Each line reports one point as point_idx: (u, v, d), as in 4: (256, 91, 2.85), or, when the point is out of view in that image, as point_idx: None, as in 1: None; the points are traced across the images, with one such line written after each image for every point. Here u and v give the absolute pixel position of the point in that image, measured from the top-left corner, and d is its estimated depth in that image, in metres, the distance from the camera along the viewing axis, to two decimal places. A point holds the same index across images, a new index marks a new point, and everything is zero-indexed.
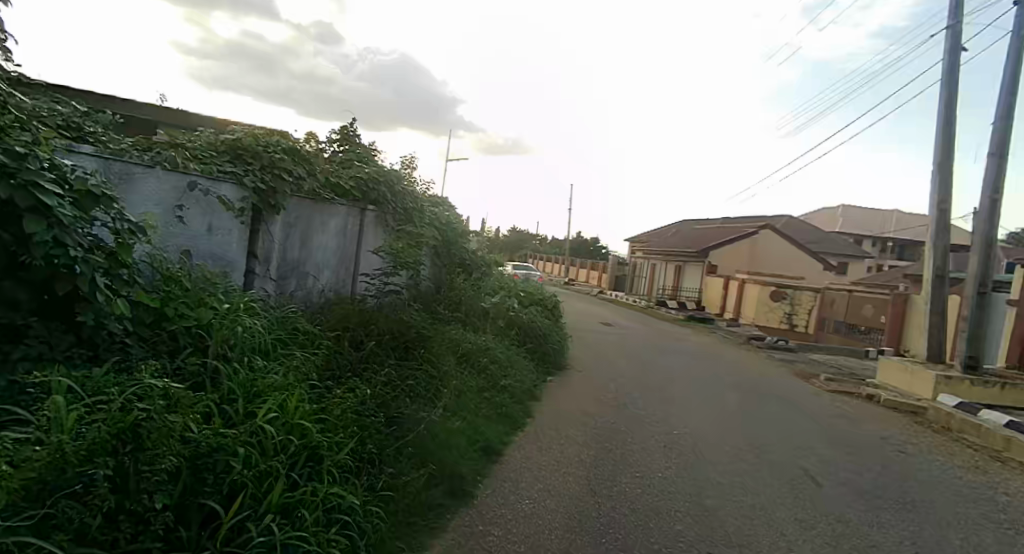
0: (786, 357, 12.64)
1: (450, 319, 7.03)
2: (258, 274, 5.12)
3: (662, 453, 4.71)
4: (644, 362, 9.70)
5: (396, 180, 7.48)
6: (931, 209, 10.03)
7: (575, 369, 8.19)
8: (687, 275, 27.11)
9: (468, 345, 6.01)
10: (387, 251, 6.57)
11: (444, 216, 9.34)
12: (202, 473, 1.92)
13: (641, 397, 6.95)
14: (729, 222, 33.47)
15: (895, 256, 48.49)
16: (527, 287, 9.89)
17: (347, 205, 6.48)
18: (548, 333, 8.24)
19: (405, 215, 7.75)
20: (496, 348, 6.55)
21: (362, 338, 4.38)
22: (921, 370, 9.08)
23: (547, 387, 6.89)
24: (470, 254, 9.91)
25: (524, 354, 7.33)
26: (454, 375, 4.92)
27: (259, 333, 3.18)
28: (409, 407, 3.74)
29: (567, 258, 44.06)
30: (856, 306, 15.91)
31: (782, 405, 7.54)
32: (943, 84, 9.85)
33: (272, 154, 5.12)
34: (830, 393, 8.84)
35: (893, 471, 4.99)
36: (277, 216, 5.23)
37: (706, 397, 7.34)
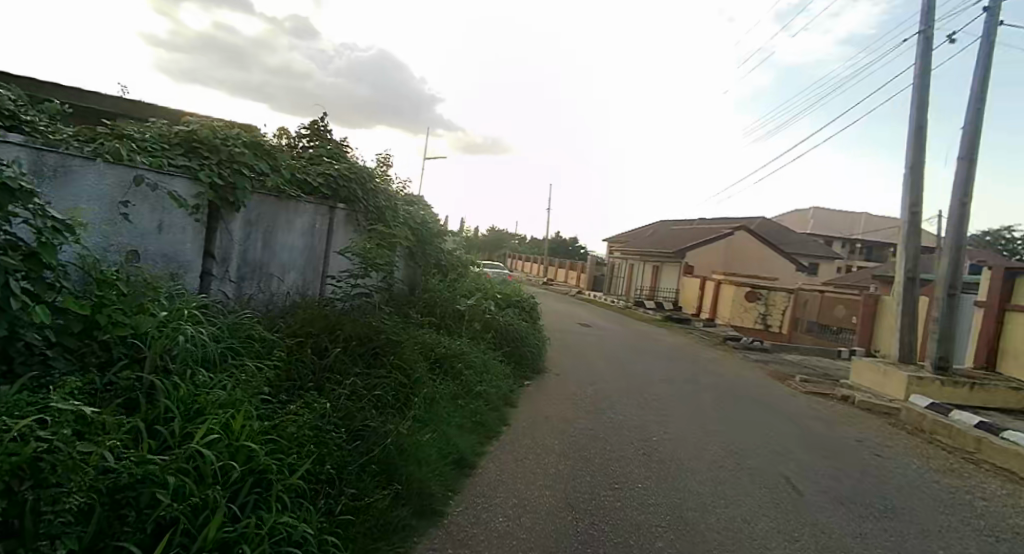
0: (762, 358, 12.69)
1: (423, 322, 6.78)
2: (216, 275, 4.84)
3: (641, 463, 4.55)
4: (622, 364, 9.59)
5: (368, 176, 7.20)
6: (903, 212, 10.13)
7: (553, 373, 8.02)
8: (664, 275, 27.23)
9: (441, 350, 5.77)
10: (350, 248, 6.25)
11: (420, 215, 9.09)
12: (120, 509, 1.73)
13: (619, 401, 6.81)
14: (705, 223, 33.76)
15: (864, 257, 49.63)
16: (504, 288, 9.68)
17: (316, 203, 6.20)
18: (526, 336, 8.05)
19: (377, 214, 7.48)
20: (471, 352, 6.32)
21: (327, 345, 4.13)
22: (894, 371, 9.13)
23: (523, 392, 6.70)
24: (445, 254, 9.66)
25: (500, 357, 7.12)
26: (425, 382, 4.69)
27: (207, 342, 2.92)
28: (375, 420, 3.50)
29: (545, 258, 43.99)
30: (829, 307, 16.09)
31: (759, 407, 7.49)
32: (915, 87, 9.96)
33: (231, 147, 4.82)
34: (806, 394, 8.83)
35: (872, 477, 4.92)
36: (236, 213, 4.96)
37: (684, 400, 7.25)
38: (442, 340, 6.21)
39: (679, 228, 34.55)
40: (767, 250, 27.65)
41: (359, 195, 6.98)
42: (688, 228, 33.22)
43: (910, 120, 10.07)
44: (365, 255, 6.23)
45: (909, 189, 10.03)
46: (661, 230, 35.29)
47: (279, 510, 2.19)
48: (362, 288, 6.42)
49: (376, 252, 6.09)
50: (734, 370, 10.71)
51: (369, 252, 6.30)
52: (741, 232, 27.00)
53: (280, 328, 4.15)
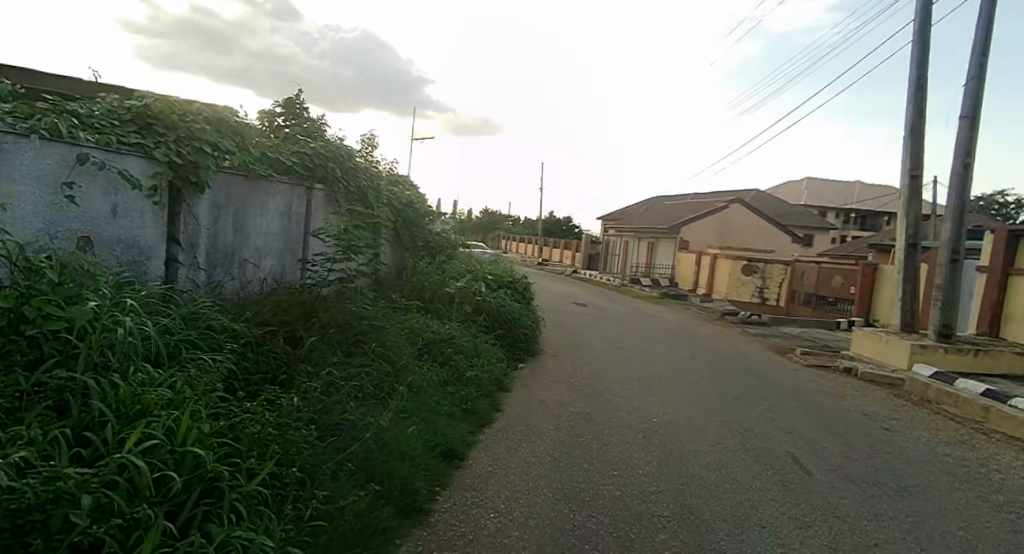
0: (761, 332, 12.48)
1: (410, 306, 6.48)
2: (183, 263, 4.54)
3: (640, 446, 4.32)
4: (619, 343, 9.34)
5: (346, 155, 6.82)
6: (903, 176, 9.82)
7: (548, 355, 7.77)
8: (660, 251, 26.97)
9: (428, 335, 5.48)
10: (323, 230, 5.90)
11: (405, 195, 8.73)
12: (24, 536, 1.47)
13: (617, 381, 6.57)
14: (700, 198, 33.42)
15: (859, 227, 49.45)
16: (495, 268, 9.37)
17: (290, 183, 5.86)
18: (520, 317, 7.78)
19: (358, 194, 7.12)
20: (461, 336, 6.03)
21: (302, 333, 3.84)
22: (897, 340, 8.91)
23: (518, 375, 6.45)
24: (433, 236, 9.32)
25: (492, 340, 6.85)
26: (412, 370, 4.41)
27: (155, 335, 2.63)
28: (353, 413, 3.22)
29: (539, 238, 43.64)
30: (827, 278, 15.87)
31: (761, 382, 7.27)
32: (914, 46, 9.59)
33: (190, 124, 4.48)
34: (807, 368, 8.61)
35: (882, 452, 4.71)
36: (201, 195, 4.64)
37: (683, 379, 7.01)
38: (429, 324, 5.91)
39: (674, 203, 34.20)
40: (762, 222, 27.38)
41: (338, 174, 6.61)
42: (683, 203, 32.88)
43: (910, 81, 9.72)
44: (345, 237, 5.90)
45: (909, 152, 9.70)
46: (656, 206, 34.91)
47: (233, 523, 1.91)
48: (344, 272, 6.11)
49: (355, 233, 5.76)
50: (733, 345, 10.49)
51: (348, 234, 5.97)
52: (736, 206, 26.69)
53: (250, 318, 3.85)
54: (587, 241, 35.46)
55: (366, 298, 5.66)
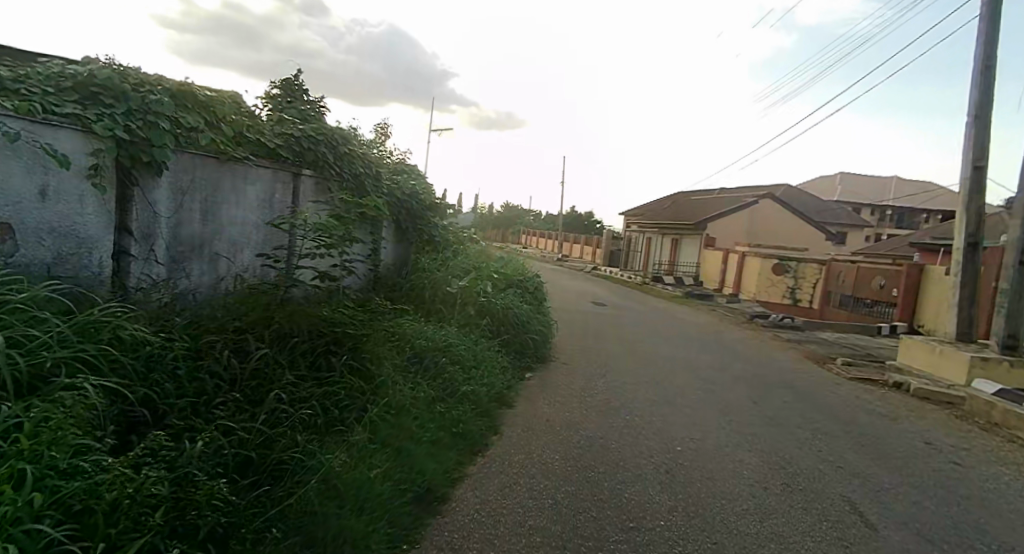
0: (794, 337, 11.55)
1: (399, 307, 5.79)
2: (137, 256, 3.87)
3: (662, 487, 3.59)
4: (640, 349, 8.56)
5: (340, 139, 6.17)
6: (965, 167, 8.88)
7: (559, 363, 7.07)
8: (684, 248, 25.94)
9: (420, 344, 4.82)
10: (287, 220, 5.07)
11: (410, 186, 8.06)
12: None
13: (636, 396, 5.83)
14: (727, 193, 32.20)
15: (894, 225, 47.44)
16: (505, 266, 8.67)
17: (273, 167, 5.21)
18: (530, 320, 7.09)
19: (352, 181, 6.43)
20: (460, 343, 5.36)
21: (259, 343, 3.23)
22: (953, 351, 7.94)
23: (523, 388, 5.77)
24: (439, 230, 8.66)
25: (496, 347, 6.17)
26: (392, 385, 3.76)
27: (15, 357, 1.99)
28: (298, 452, 2.56)
29: (559, 233, 42.81)
30: (866, 279, 14.79)
31: (800, 399, 6.44)
32: (982, 21, 8.58)
33: (146, 94, 3.83)
34: (851, 381, 7.70)
35: (958, 497, 3.90)
36: (159, 178, 3.96)
37: (712, 394, 6.21)
38: (419, 327, 5.24)
39: (699, 199, 33.07)
40: (793, 219, 26.17)
41: (330, 160, 5.96)
42: (709, 199, 31.73)
43: (975, 61, 8.73)
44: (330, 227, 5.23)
45: (972, 141, 8.73)
46: (680, 202, 33.79)
47: None
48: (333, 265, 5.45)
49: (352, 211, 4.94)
50: (766, 352, 9.60)
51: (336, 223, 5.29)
52: (766, 201, 25.52)
53: (196, 325, 3.23)
54: (608, 237, 34.50)
55: (348, 297, 5.00)
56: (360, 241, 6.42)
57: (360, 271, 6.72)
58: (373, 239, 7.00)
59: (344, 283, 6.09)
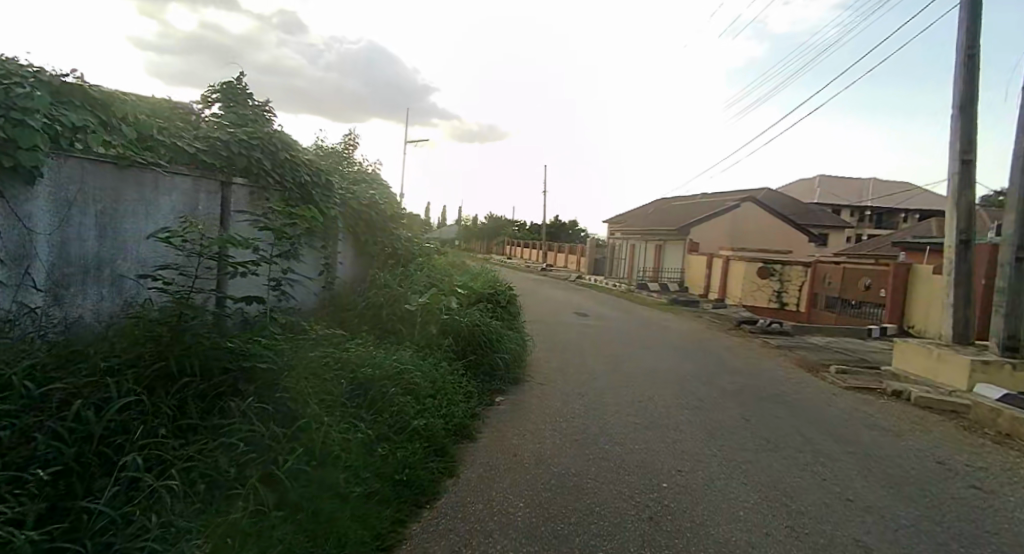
0: (784, 343, 11.06)
1: (344, 332, 5.15)
2: (7, 283, 3.24)
3: (643, 540, 2.98)
4: (624, 364, 7.98)
5: (278, 144, 5.55)
6: (952, 161, 8.49)
7: (533, 383, 6.46)
8: (668, 254, 25.55)
9: (365, 373, 4.17)
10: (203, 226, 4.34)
11: (368, 195, 7.43)
12: None
13: (616, 420, 5.25)
14: (708, 197, 32.00)
15: (874, 226, 47.71)
16: (475, 279, 8.06)
17: (193, 175, 4.59)
18: (502, 336, 6.47)
19: (296, 189, 5.79)
20: (415, 367, 4.72)
21: (135, 386, 2.60)
22: (952, 354, 7.47)
23: (490, 415, 5.15)
24: (401, 242, 8.01)
25: (460, 369, 5.54)
26: (316, 428, 3.12)
27: None
28: (148, 543, 1.92)
29: (542, 243, 42.33)
30: (853, 280, 14.40)
31: (795, 415, 5.89)
32: (963, 10, 8.22)
33: (21, 87, 3.21)
34: (848, 391, 7.19)
35: (987, 534, 3.34)
36: (34, 188, 3.35)
37: (700, 413, 5.65)
38: (366, 352, 4.58)
39: (681, 204, 32.84)
40: (775, 221, 25.94)
41: (268, 166, 5.34)
42: (691, 203, 31.47)
43: (957, 51, 8.37)
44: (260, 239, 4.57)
45: (958, 134, 8.35)
46: (662, 208, 33.53)
47: None
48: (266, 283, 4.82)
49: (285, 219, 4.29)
50: (756, 361, 9.07)
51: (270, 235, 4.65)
52: (747, 204, 25.28)
53: (54, 369, 2.59)
54: (591, 245, 34.01)
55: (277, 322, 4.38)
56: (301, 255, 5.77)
57: (306, 289, 6.11)
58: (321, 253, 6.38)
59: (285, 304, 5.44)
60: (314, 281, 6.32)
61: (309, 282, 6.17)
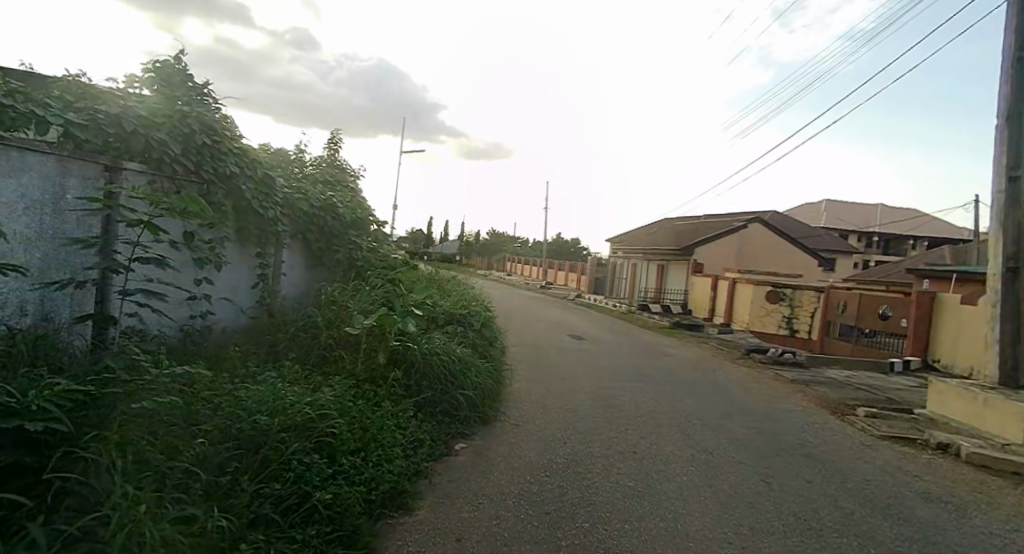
0: (801, 377, 9.89)
1: (254, 366, 4.13)
2: None
3: None
4: (619, 399, 6.85)
5: (195, 127, 4.55)
6: (997, 178, 7.44)
7: (505, 425, 5.33)
8: (671, 275, 24.42)
9: (255, 426, 3.09)
10: None
11: (323, 196, 6.35)
12: None
13: (601, 482, 4.11)
14: (714, 217, 30.95)
15: (882, 251, 46.57)
16: (448, 297, 6.97)
17: (52, 155, 3.62)
18: (471, 366, 5.37)
19: (218, 182, 4.81)
20: (339, 411, 3.62)
21: None
22: (1000, 399, 6.33)
23: (442, 473, 4.02)
24: (364, 252, 6.91)
25: (410, 410, 4.42)
26: (127, 524, 2.03)
27: None
28: None
29: (542, 259, 41.22)
30: (870, 308, 13.27)
31: (826, 475, 4.75)
32: (1011, 7, 7.22)
33: None
34: (883, 441, 6.03)
35: None
36: None
37: (707, 472, 4.51)
38: (269, 392, 3.49)
39: (685, 224, 31.79)
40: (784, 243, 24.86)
41: (177, 152, 4.35)
42: (696, 223, 30.45)
43: (1004, 53, 7.37)
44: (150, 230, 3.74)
45: (1005, 146, 7.32)
46: (666, 227, 32.48)
47: None
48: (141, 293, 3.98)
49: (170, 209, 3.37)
50: (772, 398, 7.90)
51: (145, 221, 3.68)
52: (755, 225, 24.21)
53: None
54: (592, 263, 32.92)
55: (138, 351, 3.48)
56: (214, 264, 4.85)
57: (228, 304, 5.16)
58: (252, 257, 5.47)
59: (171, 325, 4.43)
60: (246, 290, 5.42)
61: (233, 294, 5.21)
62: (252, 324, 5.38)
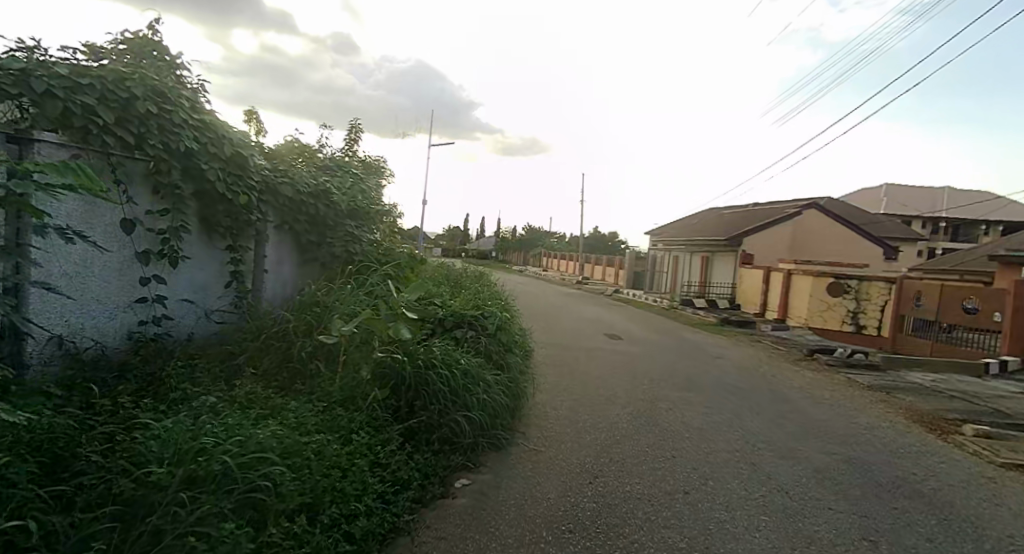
0: (878, 383, 8.50)
1: (196, 387, 3.27)
2: None
3: None
4: (664, 415, 5.74)
5: (139, 91, 3.68)
6: None
7: (521, 452, 4.34)
8: (717, 267, 22.83)
9: (148, 482, 2.18)
10: None
11: (314, 181, 5.49)
12: None
13: (645, 542, 3.07)
14: (763, 206, 29.00)
15: (949, 239, 43.08)
16: (461, 296, 6.04)
17: None
18: (481, 379, 4.40)
19: (172, 160, 3.96)
20: (285, 453, 2.68)
21: None
22: None
23: (431, 526, 3.05)
24: (366, 244, 6.03)
25: (395, 440, 3.47)
26: None
27: None
28: None
29: (579, 254, 40.01)
30: (954, 301, 11.61)
31: (951, 528, 3.55)
32: None
33: None
34: (1007, 473, 4.74)
35: None
36: None
37: (790, 524, 3.40)
38: (191, 427, 2.59)
39: (731, 213, 29.94)
40: (842, 231, 22.86)
41: (109, 120, 3.48)
42: (743, 212, 28.59)
43: None
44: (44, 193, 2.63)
45: None
46: (711, 217, 30.71)
47: None
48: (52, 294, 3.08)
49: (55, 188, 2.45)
50: (849, 411, 6.63)
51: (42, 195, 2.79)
52: (810, 212, 22.35)
53: None
54: (631, 257, 31.50)
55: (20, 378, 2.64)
56: (167, 259, 4.03)
57: (191, 307, 4.35)
58: (221, 251, 4.65)
59: (100, 338, 3.65)
60: (215, 290, 4.60)
61: (195, 295, 4.39)
62: (217, 330, 4.56)
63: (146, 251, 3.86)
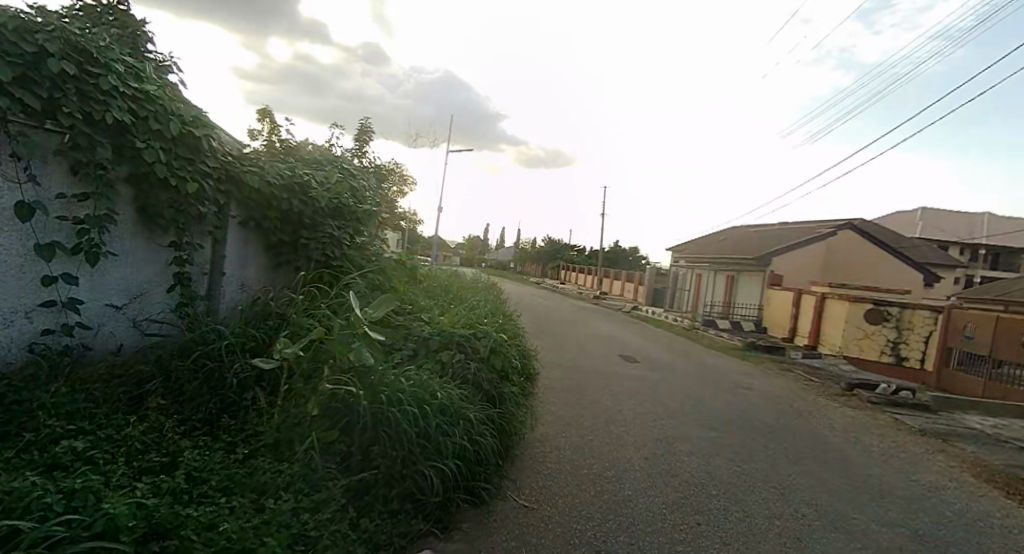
0: (933, 428, 7.44)
1: (74, 423, 2.51)
2: None
3: None
4: (688, 462, 4.82)
5: (51, 46, 2.96)
6: None
7: (507, 510, 3.47)
8: (743, 288, 21.67)
9: None
10: None
11: (289, 172, 4.76)
12: None
13: None
14: (793, 225, 27.72)
15: (989, 268, 40.97)
16: (453, 312, 5.23)
17: None
18: (463, 417, 3.54)
19: (96, 135, 3.24)
20: (149, 533, 1.89)
21: None
22: None
23: None
24: (348, 248, 5.25)
25: (337, 499, 2.64)
26: None
27: None
28: None
29: (598, 267, 39.00)
30: (1012, 335, 10.45)
31: None
32: None
33: None
34: None
35: None
36: None
37: None
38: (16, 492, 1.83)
39: (759, 232, 28.71)
40: (879, 254, 21.57)
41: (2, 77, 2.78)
42: (772, 231, 27.36)
43: None
44: None
45: None
46: (737, 235, 29.50)
47: None
48: None
49: None
50: (905, 465, 5.63)
51: None
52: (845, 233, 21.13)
53: None
54: (652, 273, 30.42)
55: None
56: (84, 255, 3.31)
57: (116, 314, 3.61)
58: (164, 248, 3.91)
59: None
60: (152, 294, 3.86)
61: (125, 300, 3.66)
62: (151, 342, 3.81)
63: (53, 244, 3.14)
